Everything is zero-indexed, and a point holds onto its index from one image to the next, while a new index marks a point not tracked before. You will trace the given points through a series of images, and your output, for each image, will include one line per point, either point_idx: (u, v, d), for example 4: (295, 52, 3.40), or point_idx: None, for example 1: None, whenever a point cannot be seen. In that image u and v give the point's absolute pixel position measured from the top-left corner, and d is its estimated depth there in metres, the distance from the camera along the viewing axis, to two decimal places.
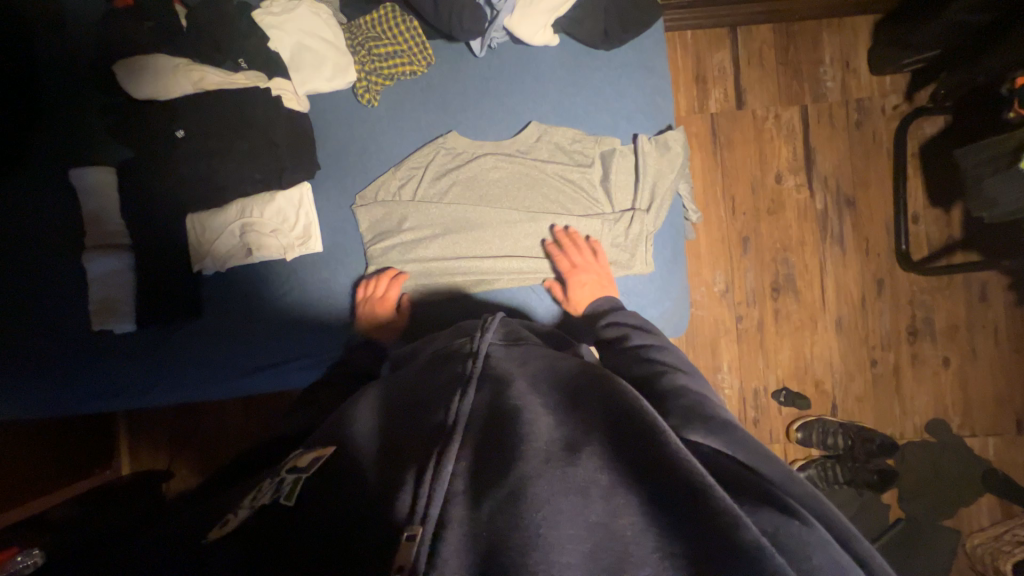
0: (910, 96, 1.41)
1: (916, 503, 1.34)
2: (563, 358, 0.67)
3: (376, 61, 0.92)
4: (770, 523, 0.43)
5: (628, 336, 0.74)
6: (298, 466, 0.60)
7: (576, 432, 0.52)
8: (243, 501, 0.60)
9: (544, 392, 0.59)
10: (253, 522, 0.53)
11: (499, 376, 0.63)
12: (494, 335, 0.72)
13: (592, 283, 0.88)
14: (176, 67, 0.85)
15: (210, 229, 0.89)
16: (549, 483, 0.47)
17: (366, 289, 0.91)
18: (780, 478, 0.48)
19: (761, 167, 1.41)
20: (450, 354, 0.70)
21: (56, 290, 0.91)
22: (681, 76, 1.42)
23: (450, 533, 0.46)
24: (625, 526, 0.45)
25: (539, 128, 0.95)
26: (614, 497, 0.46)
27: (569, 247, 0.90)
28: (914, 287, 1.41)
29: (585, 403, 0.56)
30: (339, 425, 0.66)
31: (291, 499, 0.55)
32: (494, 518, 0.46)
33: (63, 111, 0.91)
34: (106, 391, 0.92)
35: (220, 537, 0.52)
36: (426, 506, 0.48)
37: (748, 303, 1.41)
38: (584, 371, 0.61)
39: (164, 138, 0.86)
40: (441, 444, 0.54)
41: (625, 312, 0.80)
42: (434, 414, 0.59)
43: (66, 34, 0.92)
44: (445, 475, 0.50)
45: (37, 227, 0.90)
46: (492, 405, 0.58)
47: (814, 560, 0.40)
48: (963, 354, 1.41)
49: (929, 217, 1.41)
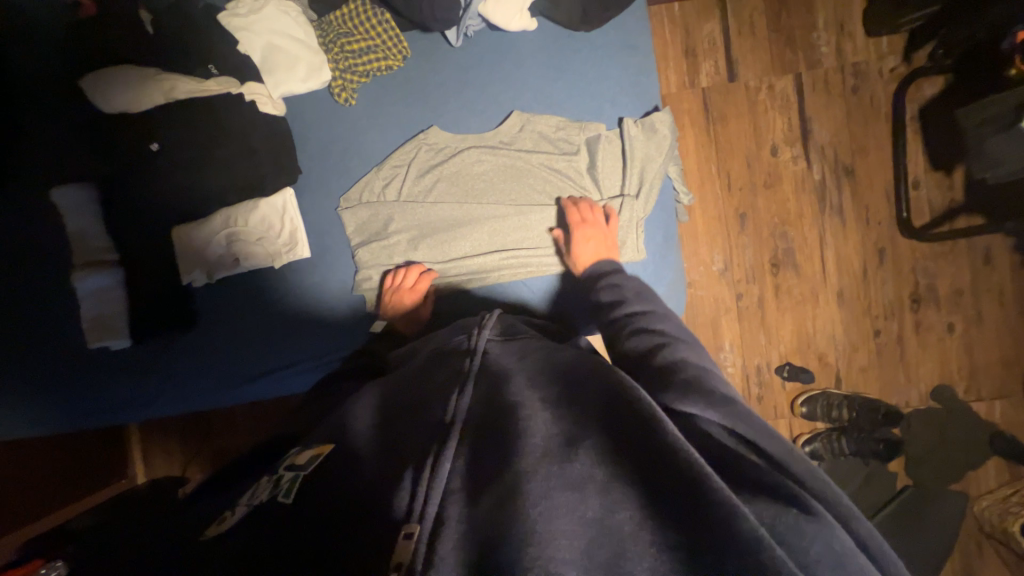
0: (908, 57, 1.36)
1: (922, 469, 1.35)
2: (560, 349, 0.67)
3: (349, 58, 0.90)
4: (770, 514, 0.43)
5: (624, 304, 0.74)
6: (298, 463, 0.61)
7: (574, 426, 0.52)
8: (243, 498, 0.62)
9: (542, 386, 0.59)
10: (251, 520, 0.55)
11: (497, 373, 0.62)
12: (492, 331, 0.71)
13: (597, 241, 0.86)
14: (146, 78, 0.82)
15: (195, 240, 0.87)
16: (546, 479, 0.47)
17: (400, 276, 0.89)
18: (786, 455, 0.49)
19: (756, 140, 1.38)
20: (447, 352, 0.71)
21: (51, 310, 0.91)
22: (670, 50, 1.38)
23: (447, 531, 0.46)
24: (624, 521, 0.43)
25: (521, 117, 0.93)
26: (612, 491, 0.45)
27: (581, 203, 0.89)
28: (916, 254, 1.39)
29: (583, 396, 0.56)
30: (339, 423, 0.67)
31: (289, 497, 0.56)
32: (489, 517, 0.45)
33: (37, 130, 0.90)
34: (111, 406, 0.93)
35: (220, 535, 0.54)
36: (424, 504, 0.48)
37: (748, 280, 1.39)
38: (582, 363, 0.61)
39: (137, 150, 0.84)
40: (440, 442, 0.53)
41: (630, 277, 0.80)
42: (432, 413, 0.58)
43: (33, 49, 0.90)
44: (442, 475, 0.50)
45: (25, 248, 0.90)
46: (489, 402, 0.58)
47: (812, 553, 0.41)
48: (968, 318, 1.39)
49: (931, 181, 1.37)
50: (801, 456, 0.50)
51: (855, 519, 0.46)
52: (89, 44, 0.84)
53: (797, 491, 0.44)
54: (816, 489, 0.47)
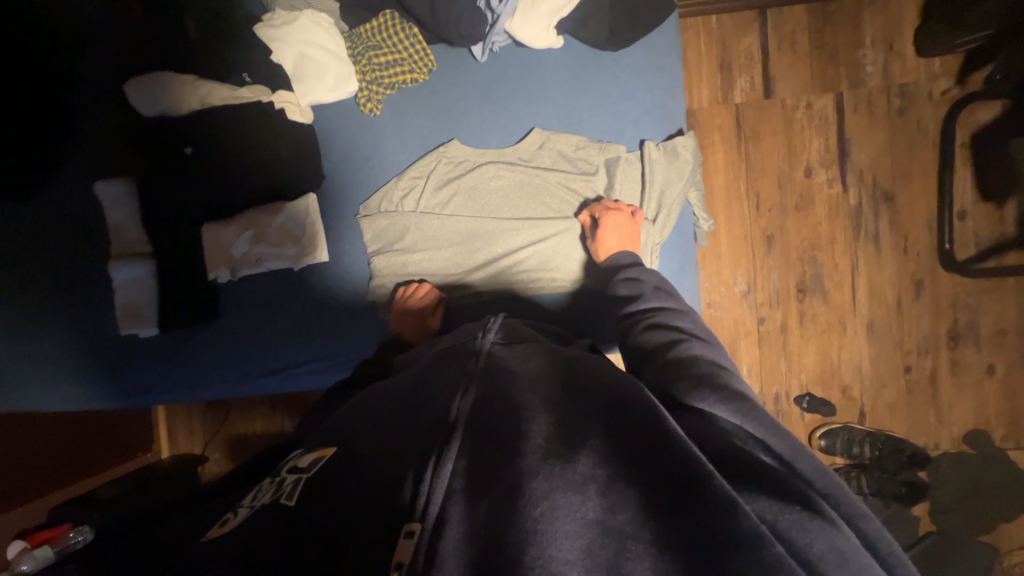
0: (962, 79, 1.28)
1: (948, 516, 1.28)
2: (567, 353, 0.65)
3: (376, 71, 0.91)
4: (769, 511, 0.44)
5: (641, 297, 0.75)
6: (299, 467, 0.58)
7: (575, 431, 0.51)
8: (244, 500, 0.60)
9: (546, 391, 0.58)
10: (248, 525, 0.51)
11: (500, 373, 0.61)
12: (495, 335, 0.70)
13: (621, 229, 0.85)
14: (184, 84, 0.87)
15: (221, 239, 0.91)
16: (548, 480, 0.46)
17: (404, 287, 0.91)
18: (793, 454, 0.48)
19: (789, 160, 1.33)
20: (453, 352, 0.69)
21: (89, 295, 0.97)
22: (705, 64, 1.34)
23: (449, 532, 0.45)
24: (625, 522, 0.44)
25: (541, 135, 0.93)
26: (612, 493, 0.45)
27: (610, 202, 0.89)
28: (957, 290, 1.31)
29: (587, 405, 0.55)
30: (342, 422, 0.65)
31: (291, 499, 0.53)
32: (492, 518, 0.45)
33: (86, 126, 0.96)
34: (137, 389, 0.98)
35: (218, 537, 0.52)
36: (427, 503, 0.47)
37: (771, 304, 1.35)
38: (589, 371, 0.60)
39: (174, 150, 0.90)
40: (441, 443, 0.52)
41: (649, 270, 0.79)
42: (433, 410, 0.57)
43: (86, 50, 0.95)
44: (444, 476, 0.49)
45: (69, 235, 0.96)
46: (492, 403, 0.57)
47: (815, 548, 0.41)
48: (1011, 361, 1.30)
49: (979, 212, 1.29)
50: (810, 452, 0.49)
51: (864, 518, 0.46)
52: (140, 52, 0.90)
53: (807, 494, 0.45)
54: (825, 490, 0.47)
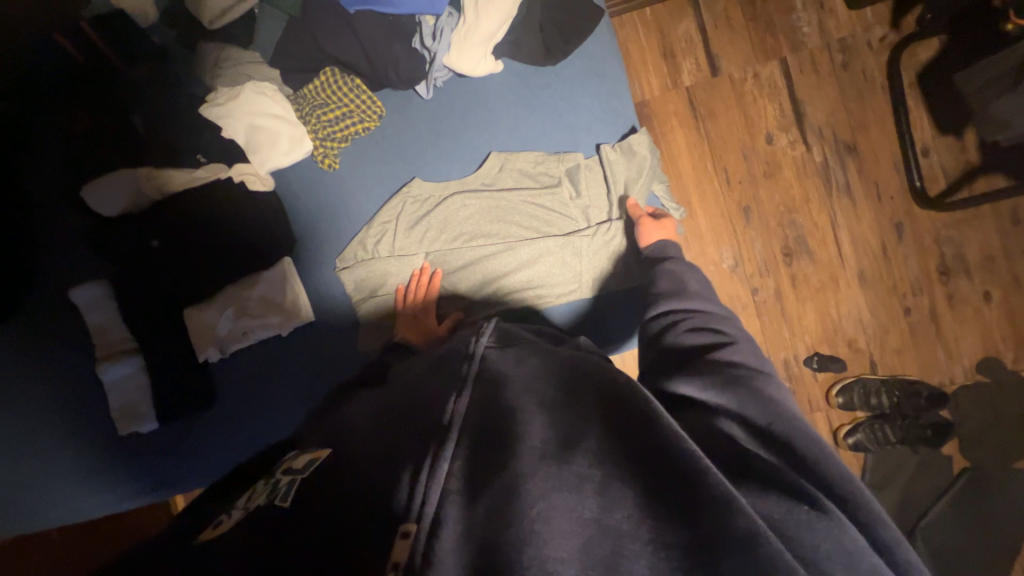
0: (896, 24, 1.32)
1: (978, 450, 1.27)
2: (557, 352, 0.66)
3: (327, 127, 0.93)
4: (782, 509, 0.45)
5: (682, 297, 0.75)
6: (295, 467, 0.57)
7: (572, 430, 0.51)
8: (240, 501, 0.58)
9: (541, 392, 0.57)
10: (245, 527, 0.50)
11: (495, 379, 0.60)
12: (489, 339, 0.69)
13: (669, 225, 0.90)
14: (139, 176, 0.88)
15: (205, 320, 0.92)
16: (544, 480, 0.46)
17: (406, 284, 0.92)
18: (819, 459, 0.50)
19: (748, 131, 1.35)
20: (449, 357, 0.69)
21: (81, 401, 0.96)
22: (648, 55, 1.36)
23: (446, 532, 0.44)
24: (621, 519, 0.43)
25: (499, 157, 0.94)
26: (610, 491, 0.45)
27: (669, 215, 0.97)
28: (937, 225, 1.33)
29: (582, 402, 0.54)
30: (339, 426, 0.64)
31: (286, 501, 0.51)
32: (490, 516, 0.44)
33: (54, 236, 0.96)
34: (144, 486, 0.96)
35: (212, 537, 0.50)
36: (423, 502, 0.46)
37: (761, 273, 1.35)
38: (577, 368, 0.61)
39: (141, 246, 0.90)
40: (437, 441, 0.51)
41: (684, 267, 0.80)
42: (428, 418, 0.56)
43: (45, 161, 0.97)
44: (440, 474, 0.48)
45: (51, 346, 0.95)
46: (486, 405, 0.56)
47: (823, 548, 0.42)
48: (1005, 284, 1.31)
49: (941, 146, 1.32)
50: (838, 460, 0.50)
51: (883, 526, 0.47)
52: (98, 155, 0.93)
53: (808, 489, 0.46)
54: (845, 496, 0.47)
